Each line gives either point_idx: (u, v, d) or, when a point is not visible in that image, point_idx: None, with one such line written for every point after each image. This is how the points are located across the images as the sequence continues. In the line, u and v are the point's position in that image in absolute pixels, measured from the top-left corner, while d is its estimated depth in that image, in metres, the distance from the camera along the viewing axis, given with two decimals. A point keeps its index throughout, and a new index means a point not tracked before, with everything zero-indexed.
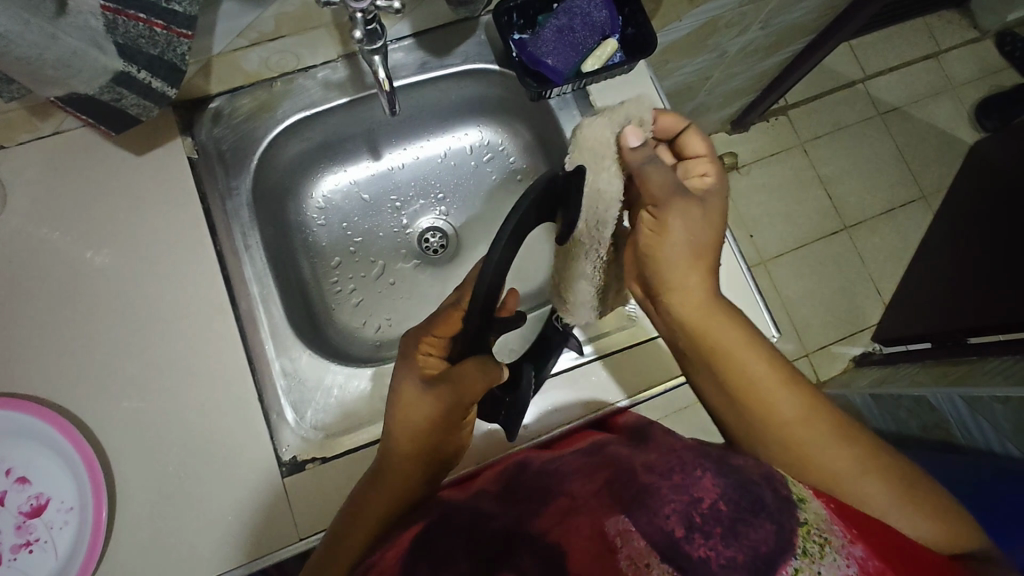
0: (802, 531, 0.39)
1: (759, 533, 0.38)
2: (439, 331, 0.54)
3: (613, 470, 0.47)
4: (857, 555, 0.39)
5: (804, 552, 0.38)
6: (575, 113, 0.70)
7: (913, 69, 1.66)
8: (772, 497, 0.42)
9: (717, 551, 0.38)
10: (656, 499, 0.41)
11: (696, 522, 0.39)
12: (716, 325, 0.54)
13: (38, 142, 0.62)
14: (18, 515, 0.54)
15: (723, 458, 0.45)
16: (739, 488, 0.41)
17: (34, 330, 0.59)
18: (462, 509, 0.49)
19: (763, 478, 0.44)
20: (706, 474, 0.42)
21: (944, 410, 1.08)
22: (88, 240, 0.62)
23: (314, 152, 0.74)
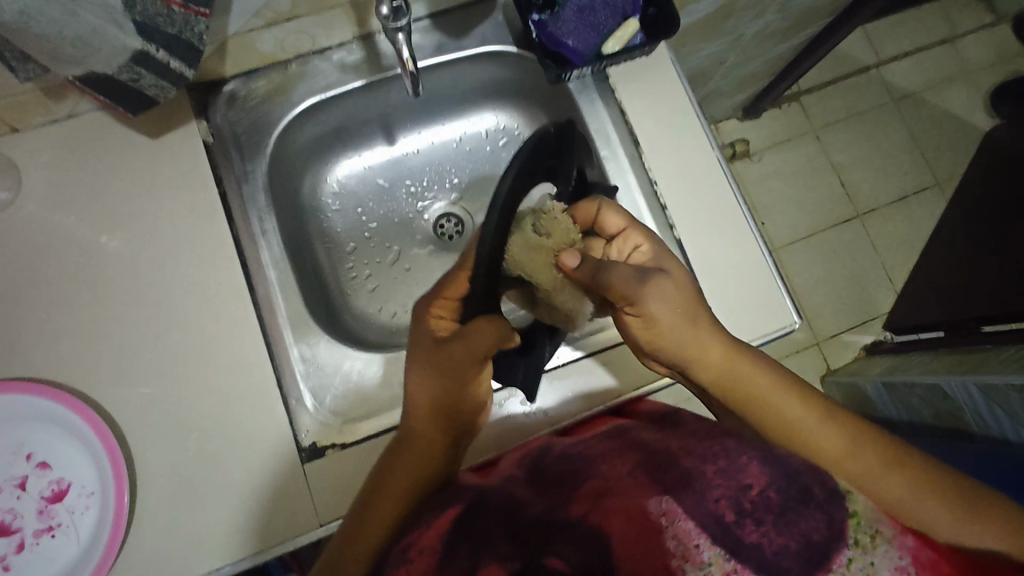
0: (853, 521, 0.39)
1: (811, 521, 0.38)
2: (449, 293, 0.58)
3: (647, 455, 0.47)
4: (910, 546, 0.38)
5: (855, 542, 0.37)
6: (594, 96, 0.68)
7: (928, 54, 1.63)
8: (822, 488, 0.41)
9: (768, 538, 0.37)
10: (702, 483, 0.41)
11: (746, 509, 0.39)
12: (727, 359, 0.56)
13: (52, 125, 0.61)
14: (39, 500, 0.54)
15: (766, 445, 0.45)
16: (789, 478, 0.41)
17: (51, 315, 0.59)
18: (495, 495, 0.49)
19: (811, 470, 0.43)
20: (752, 461, 0.42)
21: (958, 398, 1.08)
22: (104, 224, 0.61)
23: (327, 137, 0.73)
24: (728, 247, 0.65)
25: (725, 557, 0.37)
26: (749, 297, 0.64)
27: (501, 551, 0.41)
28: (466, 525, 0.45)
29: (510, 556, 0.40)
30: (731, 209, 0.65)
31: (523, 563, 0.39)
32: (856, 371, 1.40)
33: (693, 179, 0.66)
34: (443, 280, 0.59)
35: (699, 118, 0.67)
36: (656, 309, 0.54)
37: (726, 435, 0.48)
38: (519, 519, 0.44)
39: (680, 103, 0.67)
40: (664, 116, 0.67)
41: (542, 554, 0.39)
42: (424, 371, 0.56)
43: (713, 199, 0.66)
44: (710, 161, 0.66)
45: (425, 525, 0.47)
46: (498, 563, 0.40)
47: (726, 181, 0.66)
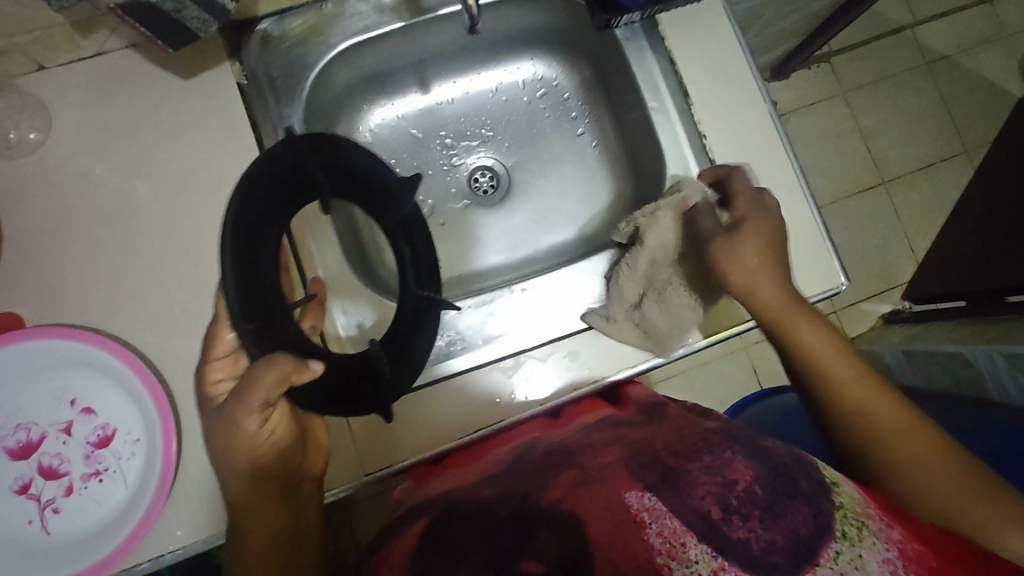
0: (840, 514, 0.42)
1: (798, 516, 0.41)
2: (217, 353, 0.53)
3: (630, 449, 0.51)
4: (895, 538, 0.41)
5: (843, 535, 0.40)
6: (643, 45, 0.66)
7: (965, 14, 1.57)
8: (808, 483, 0.45)
9: (755, 533, 0.41)
10: (688, 481, 0.45)
11: (732, 505, 0.42)
12: (810, 334, 0.55)
13: (80, 63, 0.59)
14: (85, 445, 0.54)
15: (750, 444, 0.49)
16: (773, 473, 0.45)
17: (88, 261, 0.58)
18: (466, 502, 0.52)
19: (794, 462, 0.47)
20: (736, 457, 0.46)
21: (980, 367, 1.08)
22: (138, 169, 0.59)
23: (361, 84, 0.70)
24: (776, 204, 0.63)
25: (713, 555, 0.40)
26: (796, 259, 0.62)
27: (473, 562, 0.42)
28: (437, 533, 0.48)
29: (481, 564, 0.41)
30: (781, 166, 0.63)
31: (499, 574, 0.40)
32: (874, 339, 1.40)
33: (743, 132, 0.64)
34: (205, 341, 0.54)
35: (751, 69, 0.64)
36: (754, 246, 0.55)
37: (710, 433, 0.52)
38: (494, 517, 0.48)
39: (732, 53, 0.64)
40: (715, 65, 0.64)
41: (519, 558, 0.41)
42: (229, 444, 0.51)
43: (763, 156, 0.63)
44: (762, 116, 0.64)
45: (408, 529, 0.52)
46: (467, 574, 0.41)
47: (776, 136, 0.64)
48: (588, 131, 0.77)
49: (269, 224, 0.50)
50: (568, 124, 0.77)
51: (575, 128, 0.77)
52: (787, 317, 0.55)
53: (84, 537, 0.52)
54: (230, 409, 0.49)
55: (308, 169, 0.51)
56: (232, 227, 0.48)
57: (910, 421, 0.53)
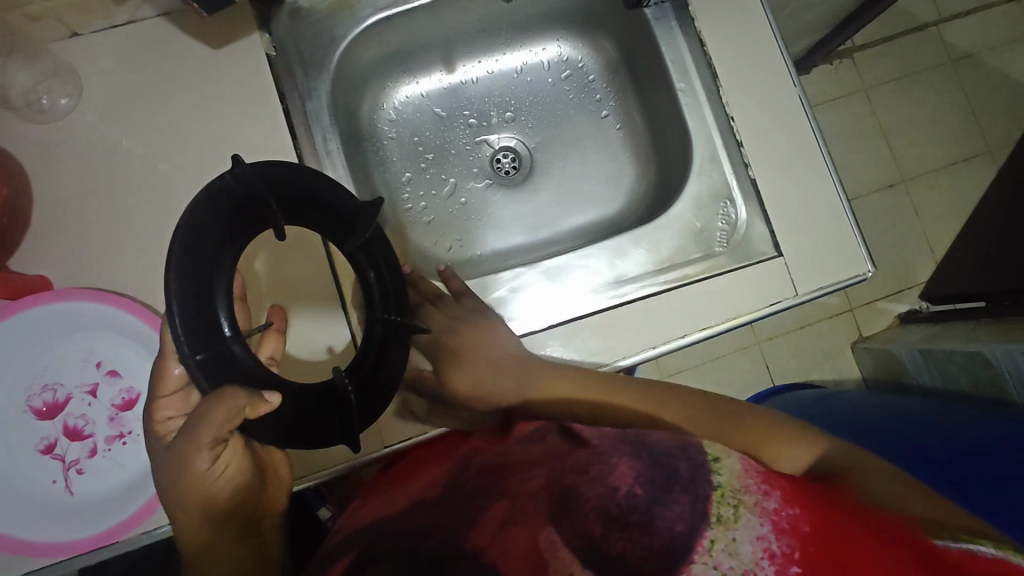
0: (716, 495, 0.36)
1: (673, 509, 0.36)
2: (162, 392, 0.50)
3: (552, 467, 0.43)
4: (772, 510, 0.35)
5: (719, 519, 0.35)
6: (673, 24, 0.65)
7: (992, 12, 1.55)
8: (687, 469, 0.39)
9: (635, 543, 0.35)
10: (578, 494, 0.38)
11: (615, 515, 0.36)
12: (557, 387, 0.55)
13: (112, 30, 0.59)
14: (110, 408, 0.54)
15: (639, 441, 0.43)
16: (655, 467, 0.39)
17: (116, 227, 0.58)
18: (389, 533, 0.41)
19: (678, 451, 0.41)
20: (623, 460, 0.40)
21: (1000, 366, 1.06)
22: (166, 137, 0.59)
23: (387, 60, 0.70)
24: (804, 187, 0.62)
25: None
26: (823, 243, 0.61)
27: None
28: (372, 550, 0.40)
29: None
30: (810, 150, 0.63)
31: None
32: (890, 339, 1.39)
33: (772, 115, 0.63)
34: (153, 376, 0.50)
35: (781, 51, 0.64)
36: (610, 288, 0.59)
37: (616, 448, 0.42)
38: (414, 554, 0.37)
39: (763, 34, 0.64)
40: (746, 46, 0.63)
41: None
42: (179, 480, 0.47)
43: (792, 139, 0.63)
44: (792, 98, 0.63)
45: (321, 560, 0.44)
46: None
47: (806, 120, 0.63)
48: (613, 114, 0.76)
49: (221, 243, 0.44)
50: (592, 106, 0.76)
51: (599, 111, 0.76)
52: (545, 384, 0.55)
53: (106, 500, 0.53)
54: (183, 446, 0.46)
55: (261, 194, 0.45)
56: (182, 249, 0.41)
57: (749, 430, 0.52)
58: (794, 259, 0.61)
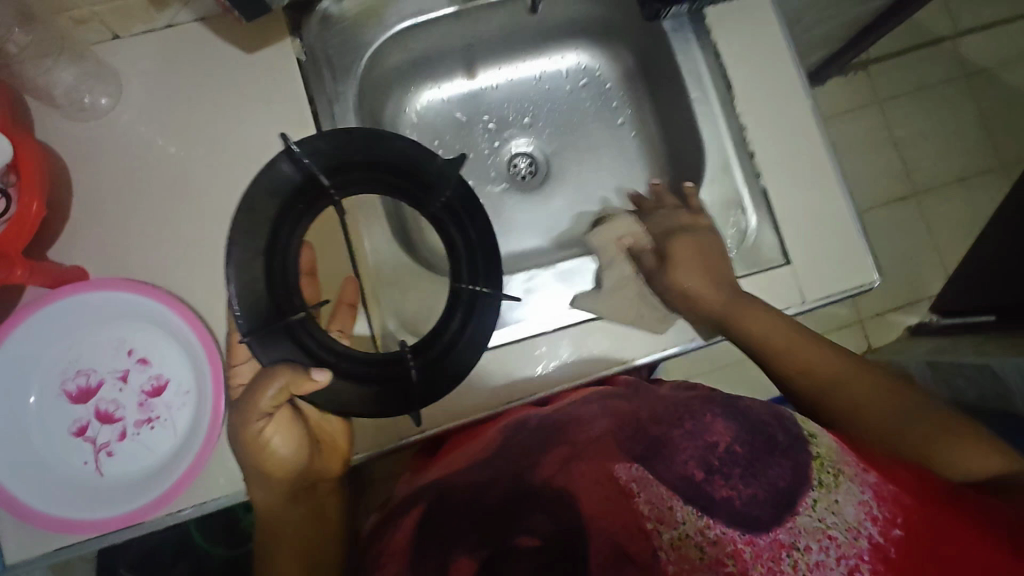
0: (817, 463, 0.49)
1: (778, 470, 0.50)
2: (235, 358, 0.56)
3: (617, 422, 0.60)
4: (870, 481, 0.47)
5: (821, 483, 0.48)
6: (690, 36, 0.66)
7: (1007, 28, 1.56)
8: (784, 436, 0.53)
9: (739, 490, 0.50)
10: (672, 448, 0.55)
11: (715, 467, 0.52)
12: (744, 314, 0.59)
13: (152, 33, 0.62)
14: (139, 394, 0.57)
15: (730, 406, 0.59)
16: (749, 430, 0.54)
17: (150, 221, 0.61)
18: (457, 480, 0.61)
19: (773, 421, 0.55)
20: (716, 419, 0.56)
21: (1010, 380, 1.07)
22: (200, 136, 0.62)
23: (411, 66, 0.73)
24: (814, 198, 0.64)
25: (699, 514, 0.50)
26: (831, 252, 0.63)
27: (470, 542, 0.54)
28: (430, 523, 0.57)
29: (475, 545, 0.54)
30: (821, 160, 0.64)
31: (488, 552, 0.53)
32: (900, 350, 1.39)
33: (785, 126, 0.65)
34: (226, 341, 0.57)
35: (794, 64, 0.65)
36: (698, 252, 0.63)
37: (687, 414, 0.58)
38: (485, 504, 0.58)
39: (776, 47, 0.65)
40: (760, 59, 0.65)
41: (513, 536, 0.54)
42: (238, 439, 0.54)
43: (803, 150, 0.64)
44: (804, 110, 0.65)
45: (396, 526, 0.58)
46: (466, 556, 0.53)
47: (816, 131, 0.64)
48: (628, 122, 0.78)
49: (280, 217, 0.50)
50: (608, 114, 0.78)
51: (615, 119, 0.78)
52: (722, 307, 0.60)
53: (135, 481, 0.55)
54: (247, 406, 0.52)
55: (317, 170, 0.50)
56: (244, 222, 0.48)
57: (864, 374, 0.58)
58: (802, 274, 0.63)
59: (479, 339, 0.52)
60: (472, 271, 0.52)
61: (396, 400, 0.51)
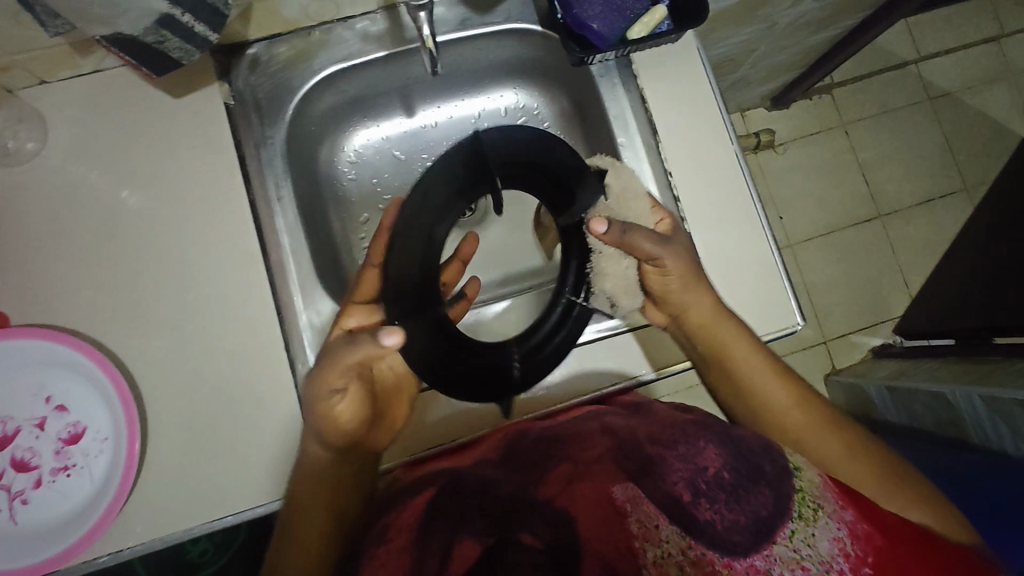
0: (798, 497, 0.48)
1: (759, 499, 0.47)
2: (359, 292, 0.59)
3: (616, 441, 0.55)
4: (846, 520, 0.46)
5: (799, 515, 0.46)
6: (616, 81, 0.68)
7: (970, 52, 1.57)
8: (771, 467, 0.50)
9: (720, 514, 0.47)
10: (663, 468, 0.50)
11: (701, 489, 0.48)
12: (723, 329, 0.60)
13: (78, 79, 0.62)
14: (57, 441, 0.57)
15: (725, 431, 0.53)
16: (738, 458, 0.50)
17: (73, 265, 0.61)
18: (466, 472, 0.56)
19: (762, 450, 0.52)
20: (709, 445, 0.51)
21: (962, 409, 1.08)
22: (126, 180, 0.62)
23: (346, 106, 0.73)
24: (737, 243, 0.65)
25: (681, 534, 0.47)
26: (755, 295, 0.64)
27: (476, 527, 0.49)
28: (440, 504, 0.52)
29: (482, 530, 0.49)
30: (744, 205, 0.65)
31: (494, 539, 0.48)
32: (862, 372, 1.40)
33: (709, 172, 0.65)
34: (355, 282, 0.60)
35: (719, 109, 0.66)
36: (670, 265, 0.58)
37: (687, 424, 0.55)
38: (493, 494, 0.52)
39: (701, 93, 0.66)
40: (683, 104, 0.66)
41: (515, 531, 0.49)
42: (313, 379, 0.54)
43: (727, 195, 0.65)
44: (728, 156, 0.66)
45: (400, 508, 0.53)
46: (472, 539, 0.49)
47: (740, 174, 0.65)
48: None
49: (450, 203, 0.54)
50: None
51: None
52: (703, 333, 0.61)
53: (50, 529, 0.55)
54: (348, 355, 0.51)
55: (488, 171, 0.53)
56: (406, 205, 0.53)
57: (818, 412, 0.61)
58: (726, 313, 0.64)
59: (561, 351, 0.57)
60: (581, 288, 0.57)
61: (495, 388, 0.54)
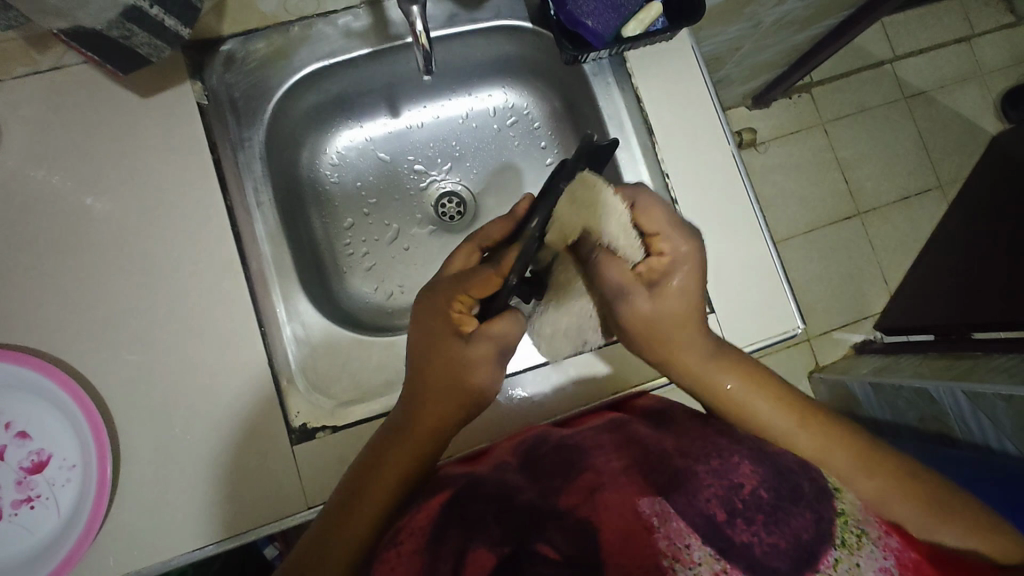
0: (840, 521, 0.41)
1: (801, 521, 0.40)
2: (474, 290, 0.52)
3: (638, 453, 0.48)
4: (892, 546, 0.42)
5: (843, 542, 0.40)
6: (610, 80, 0.66)
7: (942, 52, 1.60)
8: (811, 487, 0.44)
9: (760, 537, 0.39)
10: (693, 482, 0.43)
11: (738, 509, 0.41)
12: (715, 375, 0.54)
13: (35, 77, 0.58)
14: (19, 470, 0.53)
15: (757, 445, 0.47)
16: (779, 478, 0.43)
17: (29, 278, 0.56)
18: (488, 479, 0.49)
19: (800, 466, 0.46)
20: (743, 461, 0.44)
21: (945, 404, 1.09)
22: (89, 186, 0.58)
23: (328, 105, 0.70)
24: (736, 245, 0.63)
25: (715, 557, 0.39)
26: (756, 297, 0.62)
27: (492, 536, 0.42)
28: (457, 507, 0.46)
29: (499, 538, 0.42)
30: (742, 206, 0.63)
31: (511, 548, 0.40)
32: (844, 369, 1.40)
33: (706, 173, 0.64)
34: (465, 276, 0.53)
35: (716, 108, 0.65)
36: (668, 249, 0.54)
37: (720, 434, 0.49)
38: (512, 502, 0.45)
39: (697, 93, 0.65)
40: (680, 105, 0.65)
41: (531, 540, 0.41)
42: (438, 365, 0.52)
43: (725, 197, 0.64)
44: (725, 157, 0.64)
45: (415, 510, 0.49)
46: (487, 548, 0.41)
47: (738, 175, 0.64)
48: (557, 162, 0.76)
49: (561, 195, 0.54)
50: (537, 153, 0.77)
51: (544, 158, 0.76)
52: (694, 372, 0.55)
53: (14, 565, 0.51)
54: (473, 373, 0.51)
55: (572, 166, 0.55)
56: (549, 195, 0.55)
57: (827, 432, 0.53)
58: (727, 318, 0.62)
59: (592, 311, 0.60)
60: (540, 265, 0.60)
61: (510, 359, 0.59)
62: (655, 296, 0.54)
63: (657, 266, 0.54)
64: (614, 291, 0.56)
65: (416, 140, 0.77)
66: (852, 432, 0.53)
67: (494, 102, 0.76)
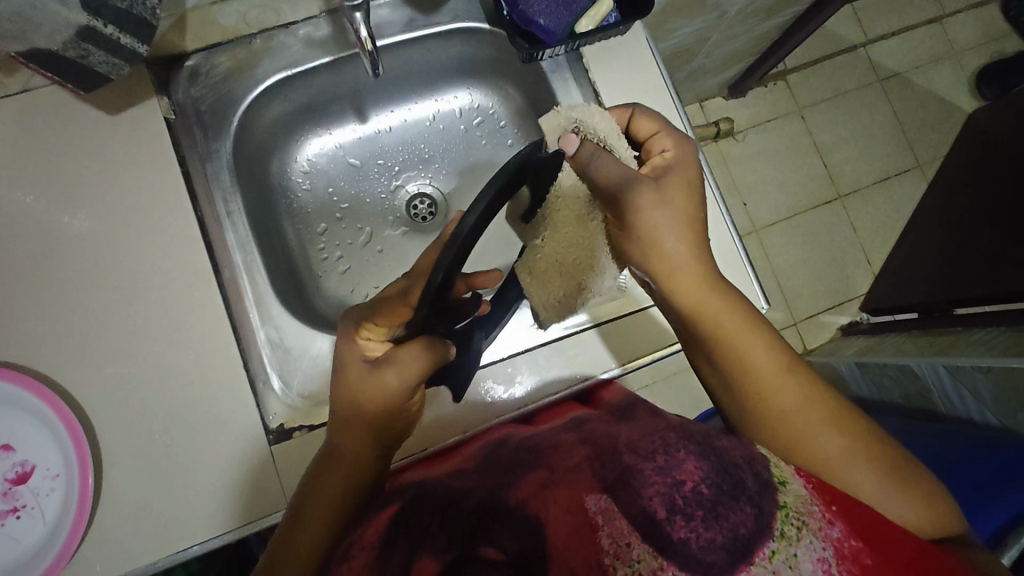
0: (782, 513, 0.40)
1: (739, 516, 0.38)
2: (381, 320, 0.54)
3: (593, 448, 0.48)
4: (834, 537, 0.39)
5: (781, 533, 0.38)
6: (568, 76, 0.67)
7: (915, 33, 1.61)
8: (754, 481, 0.42)
9: (697, 532, 0.38)
10: (639, 479, 0.42)
11: (678, 505, 0.39)
12: (706, 300, 0.54)
13: (4, 100, 0.60)
14: (4, 482, 0.54)
15: (706, 442, 0.45)
16: (722, 471, 0.41)
17: (6, 294, 0.58)
18: (442, 488, 0.52)
19: (745, 462, 0.44)
20: (689, 457, 0.42)
21: (926, 378, 1.10)
22: (62, 202, 0.60)
23: (297, 113, 0.72)
24: None
25: (652, 554, 0.38)
26: None
27: (437, 544, 0.45)
28: (403, 522, 0.49)
29: (442, 547, 0.45)
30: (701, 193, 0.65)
31: (454, 555, 0.44)
32: (833, 351, 1.41)
33: None
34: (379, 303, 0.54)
35: (671, 96, 0.66)
36: (668, 149, 0.58)
37: (670, 430, 0.50)
38: (459, 508, 0.48)
39: (652, 84, 0.66)
40: (638, 98, 0.66)
41: (475, 545, 0.45)
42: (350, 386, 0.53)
43: None
44: None
45: (367, 527, 0.51)
46: (431, 557, 0.44)
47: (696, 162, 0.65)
48: None
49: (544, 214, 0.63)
50: (504, 150, 0.78)
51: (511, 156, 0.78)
52: (693, 298, 0.54)
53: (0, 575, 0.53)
54: (381, 373, 0.52)
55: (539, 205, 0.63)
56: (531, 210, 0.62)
57: (805, 389, 0.53)
58: None
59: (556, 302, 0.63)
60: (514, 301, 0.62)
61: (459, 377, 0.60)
62: (664, 187, 0.54)
63: (659, 164, 0.57)
64: (619, 183, 0.54)
65: (385, 144, 0.78)
66: (829, 397, 0.53)
67: (460, 103, 0.78)
